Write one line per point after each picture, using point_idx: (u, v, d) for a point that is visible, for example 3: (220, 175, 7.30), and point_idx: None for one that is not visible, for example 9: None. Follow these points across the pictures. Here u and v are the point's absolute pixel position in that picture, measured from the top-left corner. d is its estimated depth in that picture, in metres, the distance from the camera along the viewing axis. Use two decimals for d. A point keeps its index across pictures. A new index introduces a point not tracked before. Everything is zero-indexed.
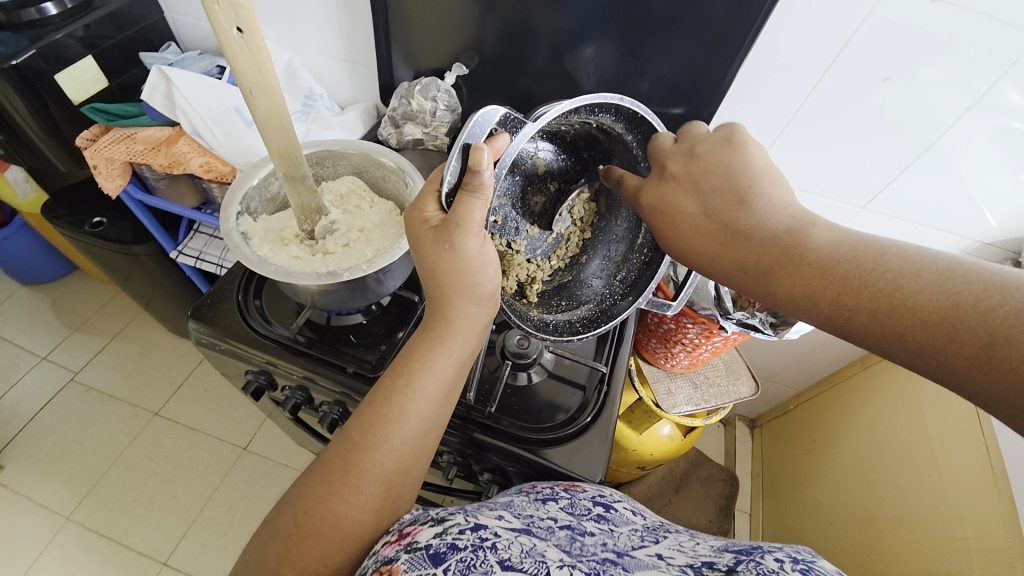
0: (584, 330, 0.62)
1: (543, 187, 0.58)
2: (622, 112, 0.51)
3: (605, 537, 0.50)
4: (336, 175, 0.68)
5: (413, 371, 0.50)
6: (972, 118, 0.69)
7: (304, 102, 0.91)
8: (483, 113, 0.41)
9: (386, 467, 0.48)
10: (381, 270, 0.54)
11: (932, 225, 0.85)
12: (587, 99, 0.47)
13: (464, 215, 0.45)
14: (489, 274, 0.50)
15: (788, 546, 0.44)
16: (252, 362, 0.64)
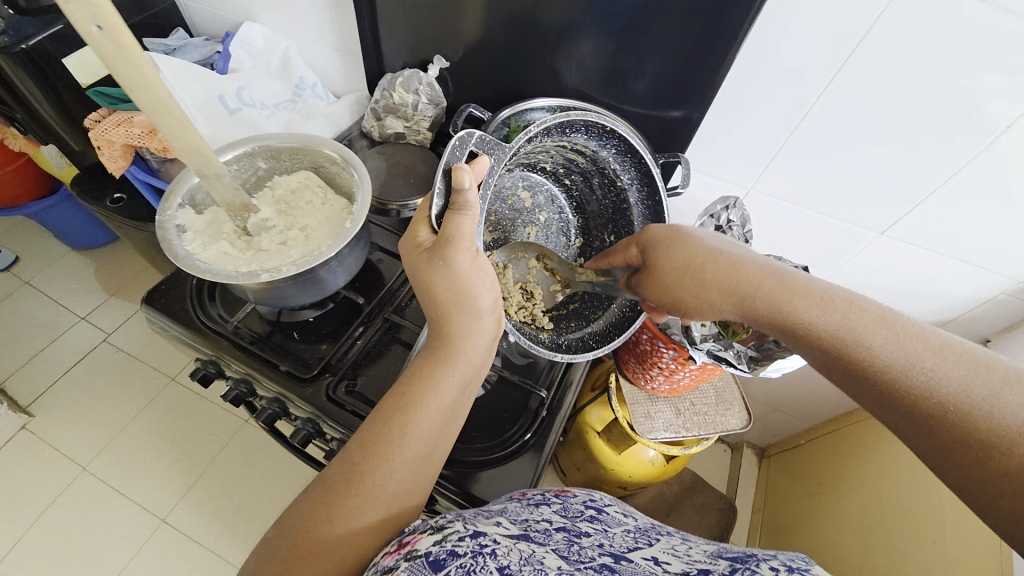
0: (596, 345, 0.69)
1: (533, 218, 0.75)
2: (592, 130, 0.62)
3: (601, 538, 0.52)
4: (293, 169, 0.67)
5: (415, 390, 0.48)
6: (1021, 134, 0.58)
7: (294, 92, 0.89)
8: (461, 138, 0.51)
9: (388, 488, 0.46)
10: (298, 274, 0.52)
11: (971, 259, 0.73)
12: (559, 119, 0.59)
13: (454, 231, 0.49)
14: (487, 289, 0.51)
15: (783, 553, 0.45)
16: (200, 350, 0.64)
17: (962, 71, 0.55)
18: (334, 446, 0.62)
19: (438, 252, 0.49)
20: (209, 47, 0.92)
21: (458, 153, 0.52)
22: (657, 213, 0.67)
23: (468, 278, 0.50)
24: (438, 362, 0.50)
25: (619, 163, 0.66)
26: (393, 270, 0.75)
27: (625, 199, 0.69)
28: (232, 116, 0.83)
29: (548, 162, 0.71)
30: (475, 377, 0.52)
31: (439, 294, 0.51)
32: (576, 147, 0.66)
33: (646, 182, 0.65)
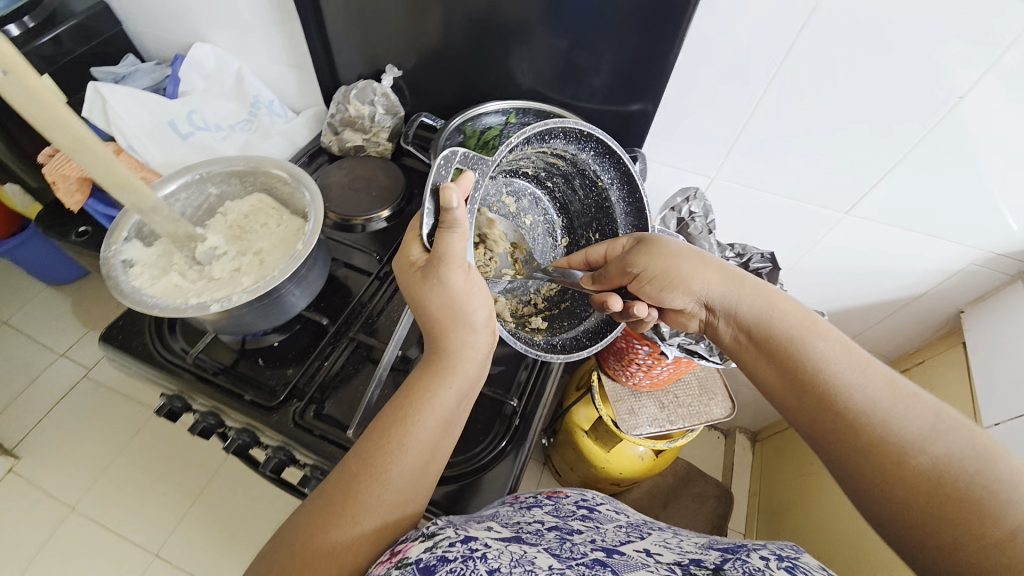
0: (590, 343, 0.66)
1: (520, 222, 0.71)
2: (570, 134, 0.59)
3: (593, 534, 0.51)
4: (245, 193, 0.65)
5: (412, 402, 0.47)
6: (969, 106, 0.58)
7: (250, 111, 0.87)
8: (445, 156, 0.48)
9: (385, 500, 0.43)
10: (247, 302, 0.51)
11: (936, 233, 0.73)
12: (536, 128, 0.55)
13: (445, 250, 0.48)
14: (479, 302, 0.50)
15: (774, 543, 0.43)
16: (165, 386, 0.63)
17: (913, 43, 0.55)
18: (307, 472, 0.60)
19: (432, 269, 0.49)
20: (159, 72, 0.90)
21: (444, 172, 0.49)
22: (639, 210, 0.63)
23: (460, 293, 0.50)
24: (435, 373, 0.48)
25: (598, 164, 0.62)
26: (359, 286, 0.74)
27: (607, 198, 0.65)
28: (185, 141, 0.81)
29: (529, 167, 0.68)
30: (470, 389, 0.51)
31: (432, 308, 0.50)
32: (555, 152, 0.62)
33: (624, 180, 0.62)
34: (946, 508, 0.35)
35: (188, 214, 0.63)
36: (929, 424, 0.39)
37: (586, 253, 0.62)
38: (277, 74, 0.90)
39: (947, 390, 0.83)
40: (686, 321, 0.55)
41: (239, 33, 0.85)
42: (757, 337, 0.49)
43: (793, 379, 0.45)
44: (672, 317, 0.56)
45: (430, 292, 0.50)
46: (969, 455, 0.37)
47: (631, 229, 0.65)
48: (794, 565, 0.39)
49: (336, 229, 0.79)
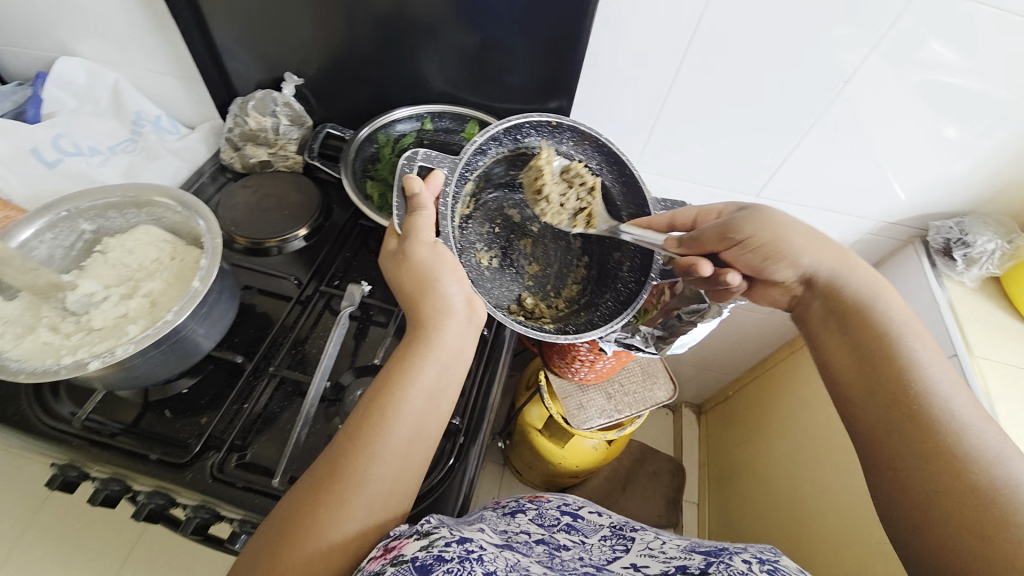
0: (602, 323, 0.60)
1: (526, 231, 0.66)
2: (541, 129, 0.62)
3: (580, 551, 0.50)
4: (129, 225, 0.58)
5: (397, 374, 0.45)
6: (855, 89, 0.62)
7: (132, 129, 0.78)
8: (408, 154, 0.55)
9: (377, 474, 0.41)
10: (128, 355, 0.46)
11: (838, 208, 0.78)
12: (501, 125, 0.60)
13: (411, 228, 0.51)
14: (449, 274, 0.50)
15: (754, 547, 0.44)
16: (54, 456, 0.55)
17: (808, 29, 0.57)
18: (235, 527, 0.55)
19: (402, 248, 0.51)
20: (19, 92, 0.76)
21: (408, 169, 0.55)
22: (633, 186, 0.61)
23: (424, 265, 0.50)
24: (414, 347, 0.47)
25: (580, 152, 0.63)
26: (279, 313, 0.68)
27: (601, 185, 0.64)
28: (52, 171, 0.70)
29: (524, 177, 0.65)
30: (456, 358, 0.49)
31: (404, 281, 0.51)
32: (536, 153, 0.64)
33: (611, 160, 0.62)
34: (980, 529, 0.37)
35: (58, 256, 0.55)
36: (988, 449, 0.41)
37: (675, 213, 0.61)
38: (162, 86, 0.80)
39: None
40: (780, 293, 0.58)
41: (108, 42, 0.74)
42: (853, 327, 0.51)
43: (879, 367, 0.47)
44: (765, 289, 0.59)
45: (400, 269, 0.50)
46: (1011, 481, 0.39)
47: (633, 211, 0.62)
48: (775, 569, 0.39)
49: (248, 254, 0.73)
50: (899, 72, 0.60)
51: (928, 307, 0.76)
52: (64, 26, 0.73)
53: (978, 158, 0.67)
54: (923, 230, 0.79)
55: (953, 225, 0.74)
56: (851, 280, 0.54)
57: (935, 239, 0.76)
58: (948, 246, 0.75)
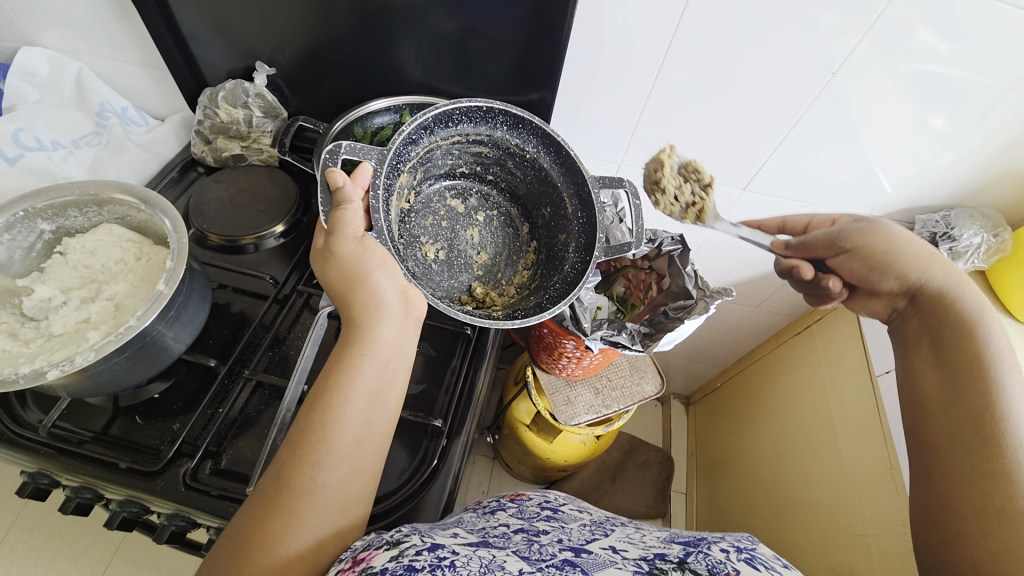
0: (552, 305, 0.57)
1: (471, 220, 0.65)
2: (473, 116, 0.59)
3: (559, 534, 0.49)
4: (90, 224, 0.55)
5: (335, 383, 0.45)
6: (841, 81, 0.61)
7: (96, 122, 0.74)
8: (329, 149, 0.50)
9: (323, 482, 0.41)
10: (86, 363, 0.44)
11: (824, 202, 0.78)
12: (432, 112, 0.56)
13: (336, 223, 0.49)
14: (378, 267, 0.49)
15: (729, 536, 0.47)
16: (21, 465, 0.53)
17: (797, 19, 0.56)
18: (213, 535, 0.53)
19: (327, 246, 0.50)
20: None
21: (332, 163, 0.51)
22: (571, 166, 0.60)
23: (351, 260, 0.49)
24: (350, 348, 0.47)
25: (516, 136, 0.61)
26: (257, 313, 0.66)
27: (541, 167, 0.62)
28: (14, 167, 0.67)
29: (462, 163, 0.64)
30: (397, 353, 0.49)
31: (333, 280, 0.50)
32: (472, 139, 0.61)
33: (546, 141, 0.60)
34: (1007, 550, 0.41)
35: (18, 258, 0.53)
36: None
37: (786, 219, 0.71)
38: (129, 76, 0.76)
39: (843, 343, 0.91)
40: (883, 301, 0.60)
41: (67, 28, 0.70)
42: (947, 345, 0.52)
43: (960, 381, 0.49)
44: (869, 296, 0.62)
45: (326, 267, 0.49)
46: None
47: (574, 190, 0.60)
48: (752, 557, 0.42)
49: (222, 252, 0.70)
50: (889, 64, 0.59)
51: None
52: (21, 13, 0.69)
53: (963, 152, 0.67)
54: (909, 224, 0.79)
55: (940, 218, 0.73)
56: (961, 297, 0.54)
57: (922, 232, 0.75)
58: (934, 239, 0.74)
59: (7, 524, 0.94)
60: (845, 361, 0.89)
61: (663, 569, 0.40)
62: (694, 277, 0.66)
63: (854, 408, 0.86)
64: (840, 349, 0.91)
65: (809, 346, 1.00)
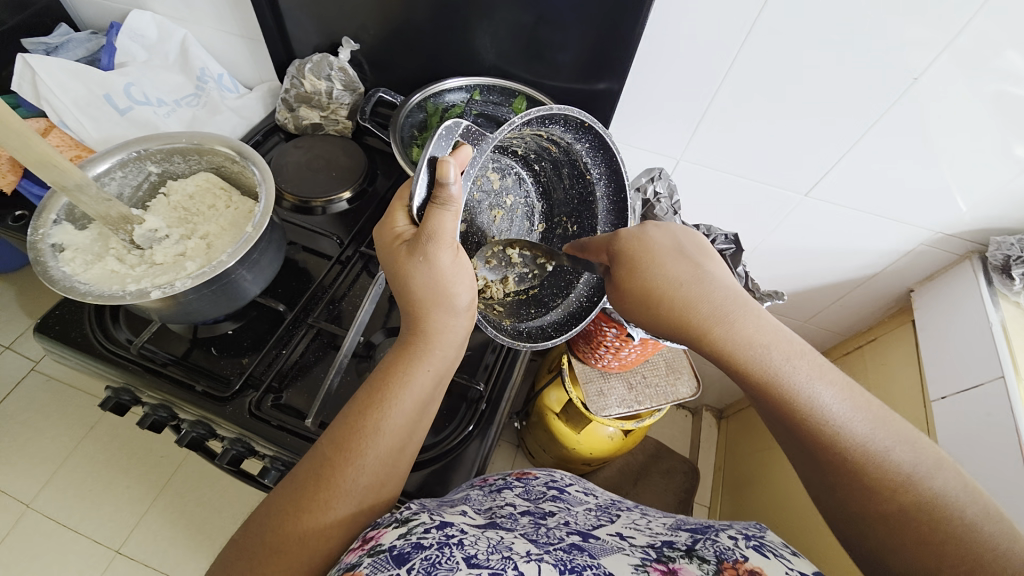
0: (556, 335, 0.60)
1: (499, 202, 0.64)
2: (570, 123, 0.53)
3: (565, 516, 0.51)
4: (190, 170, 0.63)
5: (389, 386, 0.45)
6: (920, 91, 0.60)
7: (196, 84, 0.82)
8: (448, 126, 0.42)
9: (360, 484, 0.42)
10: (184, 289, 0.49)
11: (890, 215, 0.75)
12: (540, 110, 0.49)
13: (435, 228, 0.44)
14: (462, 287, 0.48)
15: (738, 522, 0.46)
16: (111, 379, 0.60)
17: (876, 29, 0.56)
18: (266, 463, 0.59)
19: (418, 246, 0.45)
20: (95, 42, 0.85)
21: (445, 143, 0.43)
22: (622, 210, 0.59)
23: (447, 275, 0.47)
24: (411, 356, 0.47)
25: (591, 158, 0.57)
26: (320, 270, 0.71)
27: (591, 193, 0.60)
28: (124, 118, 0.76)
29: (520, 146, 0.60)
30: (447, 372, 0.50)
31: (415, 289, 0.47)
32: (550, 137, 0.56)
33: (614, 176, 0.57)
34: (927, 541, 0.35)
35: (127, 194, 0.60)
36: (927, 459, 0.38)
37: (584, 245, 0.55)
38: (226, 45, 0.83)
39: (896, 365, 0.87)
40: None
41: (183, 1, 0.78)
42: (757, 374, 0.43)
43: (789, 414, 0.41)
44: None
45: (414, 275, 0.46)
46: (958, 503, 0.36)
47: (609, 229, 0.60)
48: (761, 543, 0.42)
49: (295, 212, 0.76)
50: (974, 78, 0.57)
51: (976, 326, 0.73)
52: None
53: None
54: (982, 245, 0.75)
55: (1015, 242, 0.70)
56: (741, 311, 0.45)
57: (994, 255, 0.72)
58: (1007, 263, 0.71)
59: (79, 437, 1.05)
60: (894, 383, 0.86)
61: (672, 557, 0.41)
62: (744, 277, 0.68)
63: None
64: (892, 372, 0.88)
65: (859, 368, 0.96)
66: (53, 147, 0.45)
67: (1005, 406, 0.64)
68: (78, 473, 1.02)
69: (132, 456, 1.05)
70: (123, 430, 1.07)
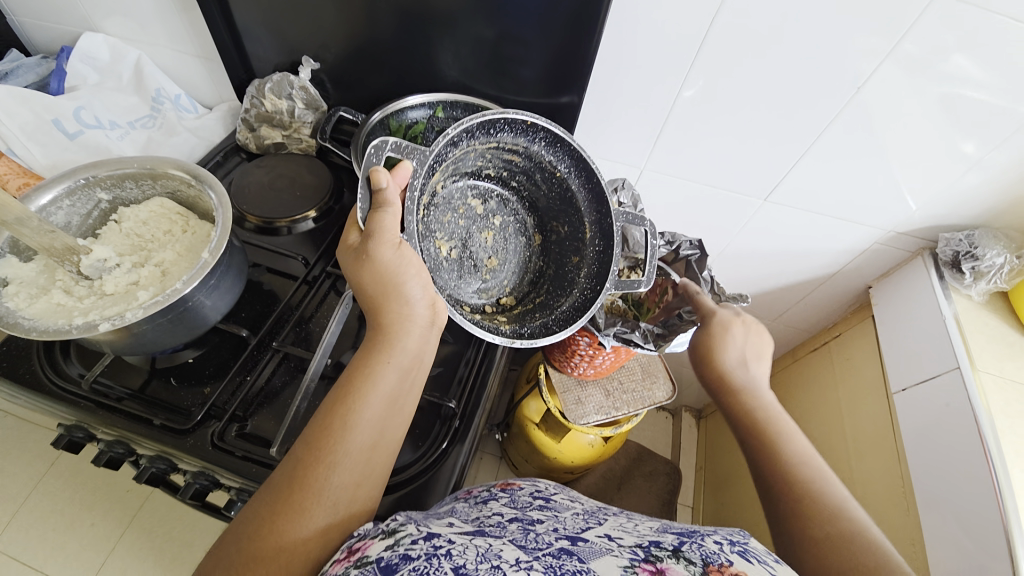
0: (559, 329, 0.58)
1: (488, 223, 0.65)
2: (517, 126, 0.56)
3: (553, 523, 0.50)
4: (143, 196, 0.61)
5: (355, 383, 0.45)
6: (865, 96, 0.62)
7: (152, 106, 0.80)
8: (375, 145, 0.47)
9: (336, 484, 0.41)
10: (135, 320, 0.48)
11: (846, 216, 0.78)
12: (479, 120, 0.53)
13: (375, 228, 0.47)
14: (413, 277, 0.49)
15: (724, 530, 0.46)
16: (63, 417, 0.58)
17: (822, 38, 0.58)
18: (232, 495, 0.57)
19: (363, 248, 0.48)
20: (44, 66, 0.82)
21: (375, 160, 0.47)
22: (599, 196, 0.59)
23: (388, 268, 0.48)
24: (374, 353, 0.47)
25: (552, 155, 0.59)
26: (286, 292, 0.70)
27: (568, 188, 0.61)
28: (74, 142, 0.73)
29: (491, 166, 0.63)
30: (416, 364, 0.49)
31: (367, 287, 0.49)
32: (507, 146, 0.59)
33: (579, 164, 0.59)
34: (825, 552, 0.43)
35: (76, 223, 0.58)
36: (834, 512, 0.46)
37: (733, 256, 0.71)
38: (183, 65, 0.82)
39: (860, 360, 0.90)
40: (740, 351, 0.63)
41: (136, 21, 0.76)
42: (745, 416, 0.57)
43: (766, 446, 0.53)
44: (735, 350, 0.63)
45: (361, 270, 0.48)
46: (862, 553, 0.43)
47: (594, 219, 0.60)
48: (745, 550, 0.42)
49: (259, 233, 0.74)
50: (919, 84, 0.59)
51: (932, 320, 0.75)
52: (92, 3, 0.75)
53: (990, 171, 0.66)
54: (932, 242, 0.78)
55: (963, 238, 0.73)
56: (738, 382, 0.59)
57: (944, 251, 0.75)
58: (956, 258, 0.74)
59: (38, 476, 1.00)
60: (860, 377, 0.89)
61: (659, 556, 0.41)
62: (708, 281, 0.70)
63: (870, 429, 0.83)
64: (857, 366, 0.90)
65: (827, 364, 0.99)
66: None
67: (962, 396, 0.67)
68: (39, 512, 0.97)
69: (96, 492, 1.00)
70: (86, 467, 1.02)
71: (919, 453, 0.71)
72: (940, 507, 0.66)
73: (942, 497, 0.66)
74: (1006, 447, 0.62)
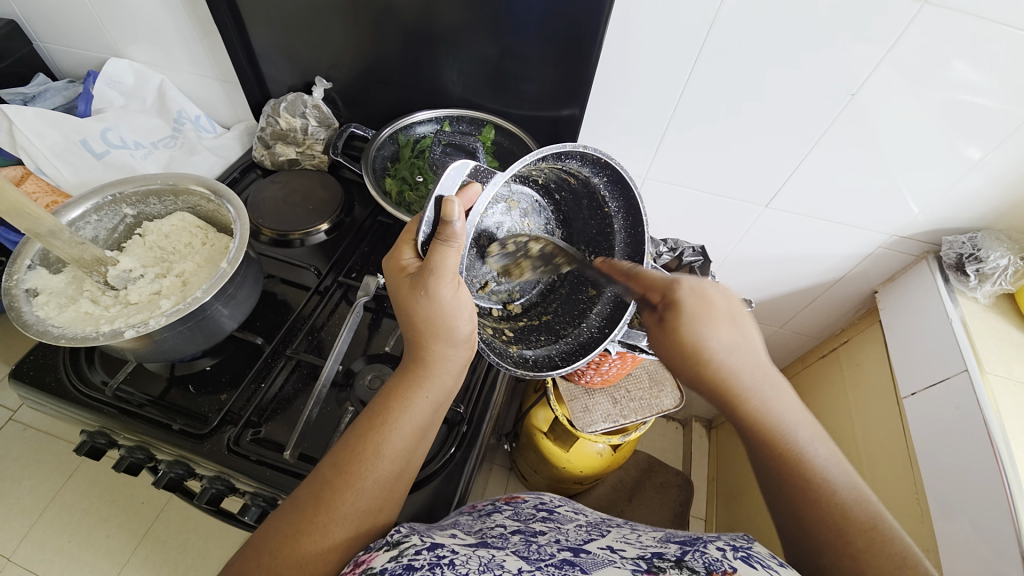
0: (563, 363, 0.59)
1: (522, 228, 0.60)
2: (587, 158, 0.53)
3: (555, 535, 0.51)
4: (166, 211, 0.64)
5: (390, 412, 0.46)
6: (860, 103, 0.64)
7: (173, 127, 0.84)
8: (458, 164, 0.46)
9: (360, 507, 0.42)
10: (157, 327, 0.50)
11: (848, 221, 0.79)
12: (552, 148, 0.50)
13: (438, 263, 0.45)
14: (463, 319, 0.49)
15: (727, 534, 0.45)
16: (86, 423, 0.60)
17: (814, 49, 0.60)
18: (246, 500, 0.58)
19: (421, 279, 0.46)
20: (72, 90, 0.87)
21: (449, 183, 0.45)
22: (638, 245, 0.57)
23: (445, 307, 0.47)
24: (413, 383, 0.48)
25: (608, 192, 0.56)
26: (299, 302, 0.72)
27: (609, 225, 0.59)
28: (100, 161, 0.77)
29: (541, 176, 0.58)
30: (447, 401, 0.51)
31: (415, 317, 0.48)
32: (567, 171, 0.56)
33: (630, 209, 0.56)
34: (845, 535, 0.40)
35: (102, 236, 0.61)
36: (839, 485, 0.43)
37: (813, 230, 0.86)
38: (203, 88, 0.86)
39: (868, 365, 0.90)
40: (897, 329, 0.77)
41: (160, 48, 0.81)
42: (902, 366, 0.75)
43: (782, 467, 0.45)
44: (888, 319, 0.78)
45: (414, 304, 0.47)
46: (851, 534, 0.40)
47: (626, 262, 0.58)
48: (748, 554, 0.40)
49: (274, 245, 0.77)
50: (914, 89, 0.61)
51: (940, 323, 0.75)
52: (120, 31, 0.80)
53: (990, 174, 0.67)
54: (935, 245, 0.79)
55: (966, 240, 0.73)
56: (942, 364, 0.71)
57: (948, 254, 0.75)
58: (960, 261, 0.74)
59: (57, 486, 1.02)
60: (869, 383, 0.88)
61: (661, 568, 0.41)
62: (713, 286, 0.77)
63: (880, 433, 0.83)
64: (866, 371, 0.90)
65: (836, 370, 0.98)
66: (22, 195, 0.45)
67: (970, 396, 0.66)
68: (57, 523, 0.99)
69: (112, 502, 1.02)
70: (102, 477, 1.04)
71: (932, 457, 0.70)
72: (954, 516, 0.65)
73: (954, 503, 0.65)
74: (1018, 452, 0.61)
